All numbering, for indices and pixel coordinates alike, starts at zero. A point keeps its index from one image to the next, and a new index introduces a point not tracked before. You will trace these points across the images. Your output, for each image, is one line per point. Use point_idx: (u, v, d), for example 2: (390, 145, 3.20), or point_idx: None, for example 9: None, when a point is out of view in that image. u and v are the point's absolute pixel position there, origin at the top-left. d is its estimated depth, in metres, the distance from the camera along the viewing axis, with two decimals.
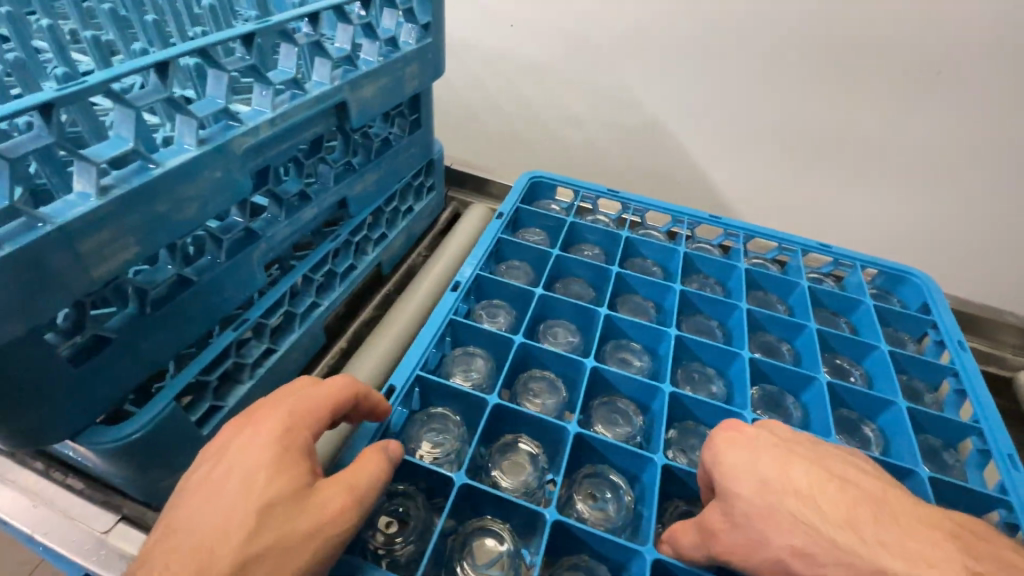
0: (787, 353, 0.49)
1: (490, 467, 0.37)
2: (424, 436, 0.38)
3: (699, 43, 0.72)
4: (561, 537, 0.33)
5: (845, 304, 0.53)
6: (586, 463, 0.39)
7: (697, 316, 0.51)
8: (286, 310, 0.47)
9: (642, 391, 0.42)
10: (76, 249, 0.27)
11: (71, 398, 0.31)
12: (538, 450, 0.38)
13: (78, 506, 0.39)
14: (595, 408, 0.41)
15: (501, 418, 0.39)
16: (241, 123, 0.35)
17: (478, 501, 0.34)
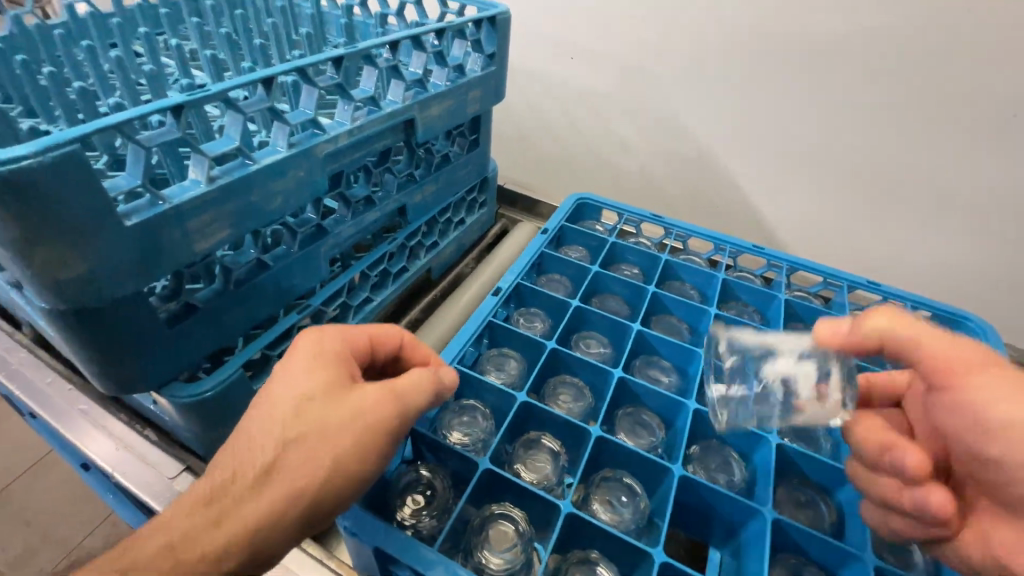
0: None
1: (514, 460, 0.39)
2: (455, 425, 0.40)
3: (756, 75, 0.71)
4: (574, 530, 0.35)
5: None
6: (605, 467, 0.40)
7: None
8: (343, 302, 0.51)
9: (668, 405, 0.43)
10: (185, 227, 0.33)
11: (162, 353, 0.36)
12: (560, 450, 0.40)
13: (154, 453, 0.44)
14: (619, 418, 0.43)
15: (528, 415, 0.41)
16: (324, 132, 0.40)
17: (499, 489, 0.37)
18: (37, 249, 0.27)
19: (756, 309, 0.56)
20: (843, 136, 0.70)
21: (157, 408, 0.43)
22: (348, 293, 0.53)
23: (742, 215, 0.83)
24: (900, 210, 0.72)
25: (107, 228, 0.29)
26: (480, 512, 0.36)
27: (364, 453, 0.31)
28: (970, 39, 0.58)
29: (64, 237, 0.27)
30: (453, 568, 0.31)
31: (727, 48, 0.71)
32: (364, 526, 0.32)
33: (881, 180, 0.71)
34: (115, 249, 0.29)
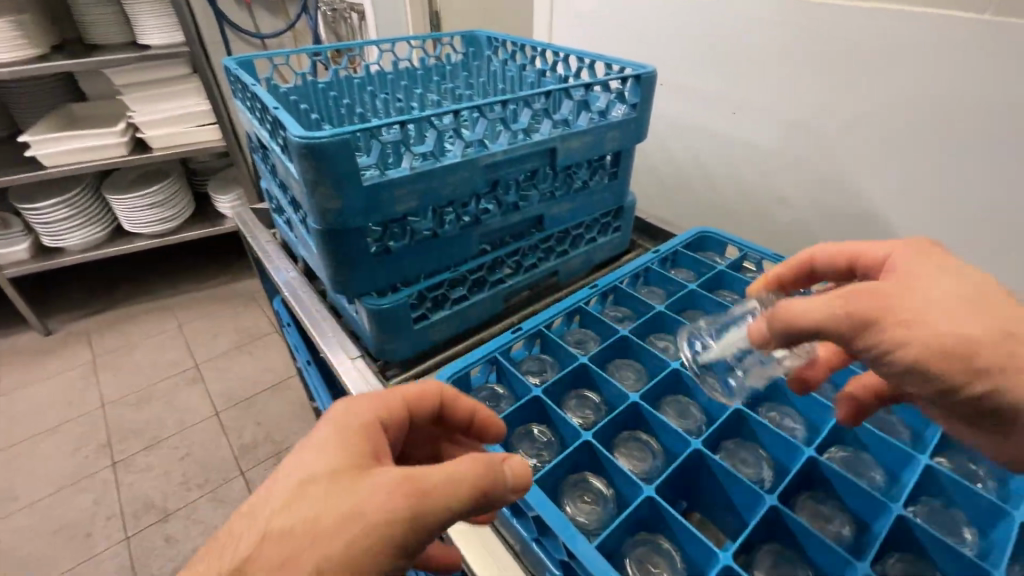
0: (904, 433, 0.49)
1: (565, 405, 0.52)
2: (530, 368, 0.56)
3: (923, 135, 0.68)
4: (590, 455, 0.46)
5: None
6: (636, 429, 0.50)
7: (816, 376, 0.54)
8: (483, 276, 0.69)
9: (716, 405, 0.51)
10: (393, 193, 0.54)
11: (363, 274, 0.59)
12: (600, 400, 0.52)
13: (342, 335, 0.68)
14: (668, 401, 0.54)
15: (585, 373, 0.53)
16: (488, 149, 0.59)
17: (543, 411, 0.50)
18: (319, 188, 0.50)
19: None
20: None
21: (356, 307, 0.64)
22: (489, 270, 0.70)
23: None
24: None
25: (352, 184, 0.51)
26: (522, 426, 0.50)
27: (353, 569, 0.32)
28: None
29: (331, 182, 0.50)
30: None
31: (901, 107, 0.69)
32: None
33: None
34: (355, 197, 0.52)
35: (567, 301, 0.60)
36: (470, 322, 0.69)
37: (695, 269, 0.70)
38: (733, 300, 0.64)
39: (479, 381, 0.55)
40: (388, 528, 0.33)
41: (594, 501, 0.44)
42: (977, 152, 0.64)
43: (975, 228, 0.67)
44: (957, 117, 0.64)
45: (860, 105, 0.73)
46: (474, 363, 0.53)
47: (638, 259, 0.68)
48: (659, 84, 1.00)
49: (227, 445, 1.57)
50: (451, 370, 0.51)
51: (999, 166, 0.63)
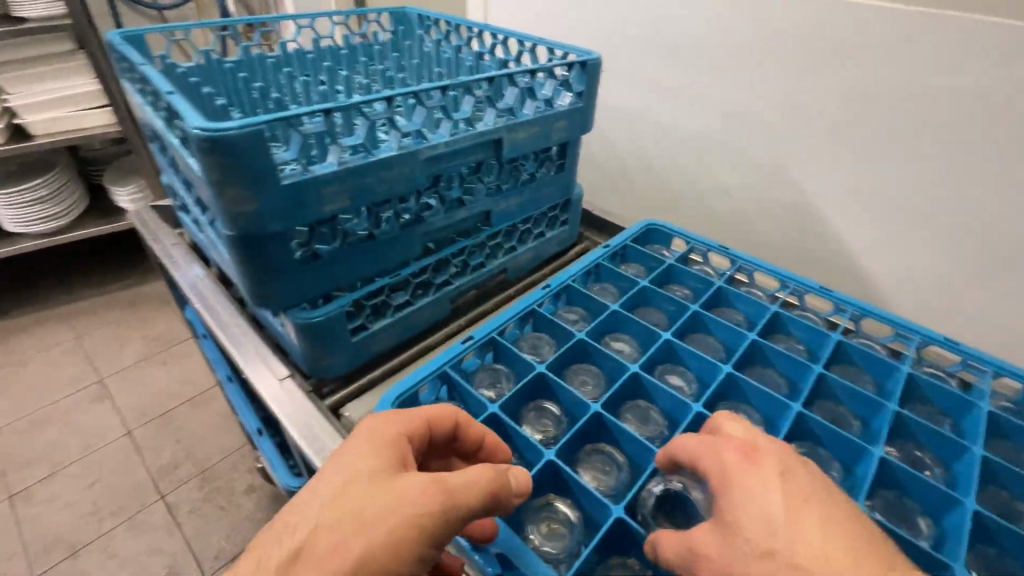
0: (855, 425, 0.48)
1: (524, 421, 0.49)
2: (484, 381, 0.52)
3: (857, 126, 0.70)
4: (553, 476, 0.44)
5: (956, 405, 0.48)
6: (600, 442, 0.48)
7: (768, 370, 0.53)
8: (427, 279, 0.64)
9: (676, 408, 0.49)
10: (320, 193, 0.47)
11: (289, 284, 0.52)
12: (561, 414, 0.50)
13: (266, 353, 0.60)
14: (628, 407, 0.50)
15: (543, 384, 0.50)
16: (427, 140, 0.53)
17: (502, 430, 0.46)
18: (228, 188, 0.42)
19: (807, 347, 0.56)
20: (965, 196, 0.65)
21: (280, 321, 0.57)
22: (433, 272, 0.64)
23: (838, 267, 0.81)
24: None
25: (270, 182, 0.44)
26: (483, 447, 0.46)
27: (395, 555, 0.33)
28: None
29: (244, 181, 0.42)
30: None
31: (837, 99, 0.70)
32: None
33: (1005, 251, 0.65)
34: (275, 198, 0.45)
35: (519, 305, 0.57)
36: (414, 329, 0.64)
37: (645, 263, 0.68)
38: (684, 295, 0.63)
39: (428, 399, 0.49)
40: (415, 526, 0.34)
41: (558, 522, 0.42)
42: (906, 145, 0.67)
43: (902, 216, 0.71)
44: (889, 109, 0.67)
45: (798, 96, 0.74)
46: (422, 380, 0.48)
47: (588, 256, 0.65)
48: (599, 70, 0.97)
49: (142, 467, 1.41)
50: (396, 391, 0.46)
51: (925, 155, 0.66)
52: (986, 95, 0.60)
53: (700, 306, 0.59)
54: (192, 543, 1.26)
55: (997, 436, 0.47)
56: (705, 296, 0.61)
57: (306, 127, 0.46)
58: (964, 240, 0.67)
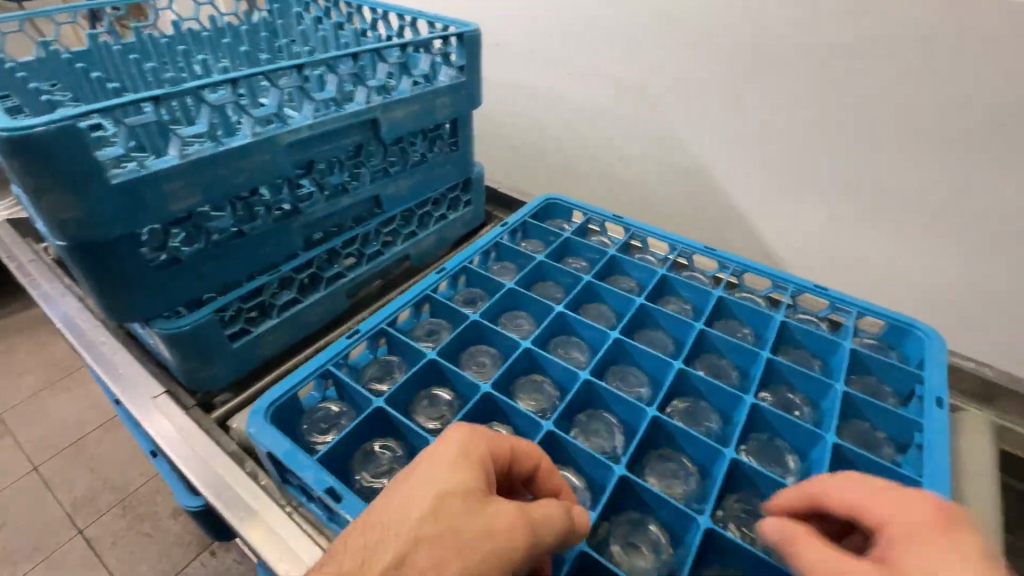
0: (733, 375, 0.50)
1: (412, 412, 0.46)
2: (372, 372, 0.49)
3: (740, 87, 0.73)
4: None
5: (824, 346, 0.51)
6: (495, 422, 0.47)
7: (657, 331, 0.55)
8: (314, 272, 0.61)
9: (568, 379, 0.49)
10: (161, 190, 0.43)
11: (146, 293, 0.48)
12: (453, 399, 0.47)
13: (139, 372, 0.56)
14: (520, 383, 0.50)
15: (434, 371, 0.48)
16: (286, 125, 0.50)
17: (387, 424, 0.44)
18: (45, 195, 0.38)
19: (693, 305, 0.58)
20: (843, 145, 0.70)
21: (148, 335, 0.53)
22: (321, 265, 0.61)
23: (734, 226, 0.85)
24: (903, 222, 0.71)
25: (97, 184, 0.40)
26: (367, 444, 0.43)
27: None
28: (932, 58, 0.60)
29: (63, 185, 0.38)
30: (322, 475, 0.38)
31: (721, 63, 0.73)
32: (263, 436, 0.40)
33: (878, 194, 0.71)
34: (107, 200, 0.41)
35: (410, 292, 0.55)
36: (306, 328, 0.61)
37: (545, 238, 0.68)
38: (580, 268, 0.63)
39: (313, 400, 0.47)
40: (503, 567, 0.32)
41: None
42: (785, 101, 0.71)
43: (790, 170, 0.75)
44: (767, 69, 0.70)
45: (686, 61, 0.76)
46: (302, 383, 0.45)
47: (485, 235, 0.64)
48: (495, 44, 0.94)
49: (54, 502, 1.30)
50: (271, 398, 0.43)
51: (805, 110, 0.70)
52: (853, 49, 0.64)
53: (594, 276, 0.59)
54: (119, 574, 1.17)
55: (859, 370, 0.50)
56: (598, 265, 0.61)
57: (135, 118, 0.42)
58: (843, 187, 0.73)
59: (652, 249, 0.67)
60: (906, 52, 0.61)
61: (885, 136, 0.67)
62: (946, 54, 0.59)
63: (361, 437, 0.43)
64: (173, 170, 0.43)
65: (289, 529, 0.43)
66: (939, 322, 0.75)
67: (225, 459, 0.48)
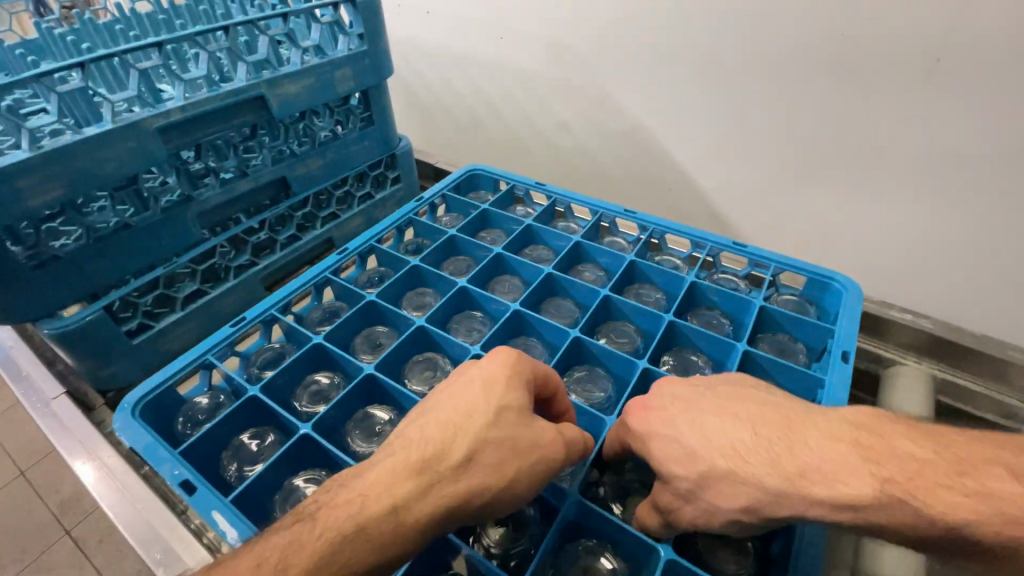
0: (638, 341, 0.51)
1: (294, 401, 0.47)
2: (260, 359, 0.50)
3: (670, 39, 0.69)
4: (310, 447, 0.42)
5: (737, 305, 0.52)
6: (376, 404, 0.47)
7: (564, 300, 0.55)
8: (213, 265, 0.58)
9: (464, 355, 0.49)
10: (14, 185, 0.41)
11: (24, 294, 0.46)
12: (335, 379, 0.49)
13: (41, 373, 0.53)
14: (413, 362, 0.50)
15: (320, 355, 0.49)
16: (154, 109, 0.48)
17: (262, 411, 0.45)
18: None
19: (608, 270, 0.58)
20: (778, 95, 0.66)
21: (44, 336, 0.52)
22: (227, 254, 0.59)
23: (681, 188, 0.81)
24: (847, 172, 0.67)
25: None
26: (237, 439, 0.44)
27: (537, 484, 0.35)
28: None
29: None
30: (177, 468, 0.39)
31: (648, 13, 0.69)
32: (126, 430, 0.41)
33: (818, 145, 0.67)
34: None
35: (308, 275, 0.55)
36: (221, 320, 0.59)
37: (464, 211, 0.67)
38: (496, 239, 0.63)
39: (197, 392, 0.48)
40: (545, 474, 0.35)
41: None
42: (715, 49, 0.67)
43: (728, 123, 0.71)
44: (694, 16, 0.66)
45: (613, 14, 0.71)
46: (178, 372, 0.46)
47: (399, 211, 0.64)
48: (425, 13, 0.89)
49: (42, 507, 1.26)
50: (143, 391, 0.44)
51: (738, 58, 0.66)
52: None
53: (505, 249, 0.59)
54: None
55: (770, 327, 0.50)
56: (513, 236, 0.60)
57: None
58: (782, 138, 0.69)
59: (576, 215, 0.65)
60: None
61: (819, 81, 0.63)
62: None
63: (231, 428, 0.43)
64: (23, 164, 0.41)
65: (174, 528, 0.41)
66: (895, 275, 0.72)
67: (118, 460, 0.46)
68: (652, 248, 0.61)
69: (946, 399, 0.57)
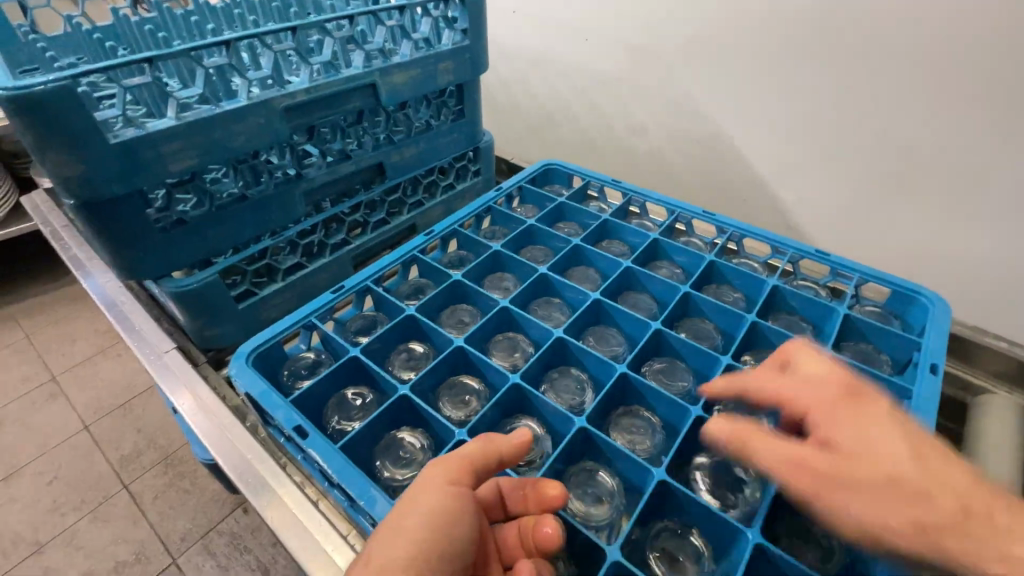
0: (718, 339, 0.51)
1: (388, 365, 0.48)
2: (355, 323, 0.51)
3: (760, 48, 0.69)
4: (407, 410, 0.43)
5: (819, 312, 0.51)
6: (462, 375, 0.48)
7: (642, 293, 0.56)
8: (319, 239, 0.62)
9: (544, 336, 0.50)
10: (159, 150, 0.45)
11: (152, 253, 0.50)
12: (424, 351, 0.49)
13: (150, 329, 0.57)
14: (497, 340, 0.51)
15: (412, 326, 0.50)
16: (283, 89, 0.51)
17: (362, 373, 0.46)
18: (49, 153, 0.40)
19: (684, 269, 0.58)
20: (873, 109, 0.64)
21: (160, 294, 0.56)
22: (326, 232, 0.63)
23: (758, 197, 0.80)
24: (941, 190, 0.65)
25: (95, 143, 0.42)
26: (334, 399, 0.45)
27: (437, 525, 0.30)
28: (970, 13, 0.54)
29: (60, 142, 0.40)
30: (291, 414, 0.41)
31: (738, 23, 0.69)
32: (242, 377, 0.43)
33: (910, 163, 0.65)
34: (103, 158, 0.42)
35: (398, 251, 0.57)
36: (312, 292, 0.62)
37: (540, 204, 0.69)
38: (573, 231, 0.64)
39: (297, 350, 0.49)
40: (460, 511, 0.31)
41: (415, 452, 0.42)
42: (808, 62, 0.66)
43: (814, 136, 0.70)
44: (788, 26, 0.65)
45: (701, 23, 0.72)
46: (284, 331, 0.48)
47: (480, 199, 0.66)
48: (510, 13, 0.91)
49: (102, 461, 1.29)
50: (253, 343, 0.46)
51: (831, 71, 0.65)
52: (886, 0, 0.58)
53: (584, 241, 0.60)
54: (161, 530, 1.15)
55: (851, 335, 0.50)
56: (590, 228, 0.61)
57: (132, 81, 0.44)
58: (870, 154, 0.67)
59: (651, 214, 0.66)
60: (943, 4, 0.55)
61: (917, 100, 0.61)
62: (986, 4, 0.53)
63: (332, 387, 0.45)
64: (168, 131, 0.45)
65: (276, 477, 0.43)
66: (986, 300, 0.68)
67: (225, 412, 0.48)
68: (727, 252, 0.61)
69: None
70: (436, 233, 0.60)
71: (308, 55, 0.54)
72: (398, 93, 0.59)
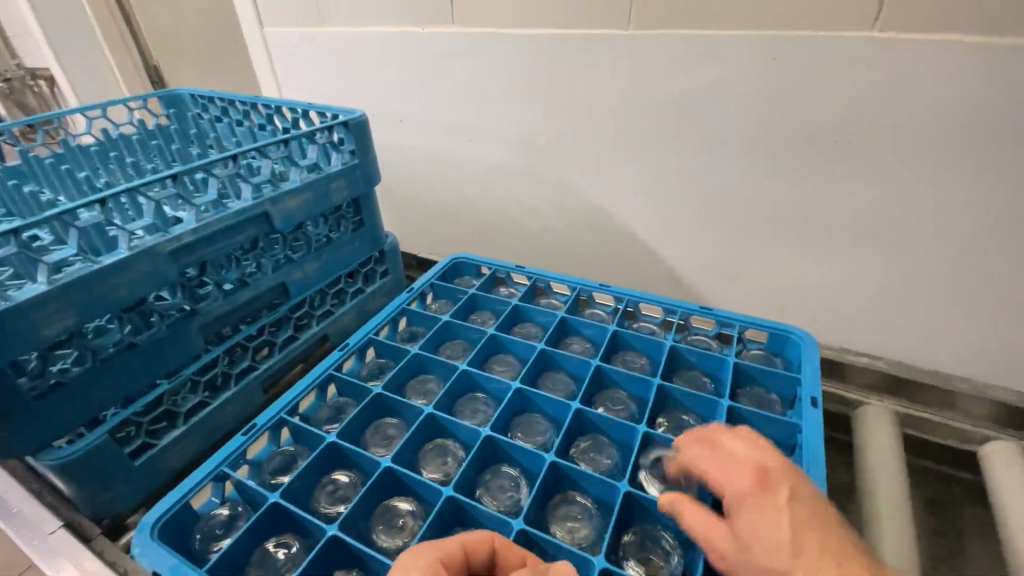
0: (633, 406, 0.54)
1: (315, 504, 0.46)
2: (276, 461, 0.49)
3: (619, 133, 0.78)
4: (340, 551, 0.41)
5: (714, 364, 0.57)
6: (395, 496, 0.47)
7: (558, 372, 0.58)
8: (222, 371, 0.60)
9: (471, 436, 0.50)
10: (30, 317, 0.42)
11: (29, 425, 0.45)
12: (353, 479, 0.48)
13: (31, 508, 0.51)
14: (426, 449, 0.50)
15: (335, 454, 0.48)
16: (167, 233, 0.51)
17: (286, 519, 0.43)
18: None
19: (593, 342, 0.62)
20: (721, 175, 0.74)
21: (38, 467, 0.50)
22: (229, 363, 0.61)
23: (646, 259, 0.87)
24: (789, 235, 0.74)
25: None
26: (258, 555, 0.42)
27: None
28: (769, 92, 0.65)
29: None
30: None
31: (597, 116, 0.79)
32: (148, 555, 0.39)
33: (760, 216, 0.74)
34: None
35: (314, 372, 0.56)
36: (219, 430, 0.59)
37: (452, 297, 0.71)
38: (488, 320, 0.66)
39: (210, 505, 0.46)
40: None
41: None
42: (659, 142, 0.76)
43: (679, 203, 0.80)
44: (637, 114, 0.75)
45: (568, 119, 0.81)
46: (192, 489, 0.44)
47: (392, 304, 0.67)
48: (399, 122, 0.97)
49: None
50: (159, 511, 0.42)
51: (679, 146, 0.75)
52: (708, 89, 0.69)
53: (498, 330, 0.62)
54: None
55: (746, 381, 0.56)
56: (502, 316, 0.64)
57: None
58: (725, 213, 0.77)
59: (556, 292, 0.70)
60: (752, 90, 0.66)
61: (751, 165, 0.71)
62: (780, 87, 0.64)
63: (255, 540, 0.42)
64: (38, 295, 0.42)
65: None
66: (852, 325, 0.76)
67: None
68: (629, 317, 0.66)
69: (907, 429, 0.69)
70: (351, 345, 0.60)
71: (192, 197, 0.54)
72: (291, 215, 0.60)
